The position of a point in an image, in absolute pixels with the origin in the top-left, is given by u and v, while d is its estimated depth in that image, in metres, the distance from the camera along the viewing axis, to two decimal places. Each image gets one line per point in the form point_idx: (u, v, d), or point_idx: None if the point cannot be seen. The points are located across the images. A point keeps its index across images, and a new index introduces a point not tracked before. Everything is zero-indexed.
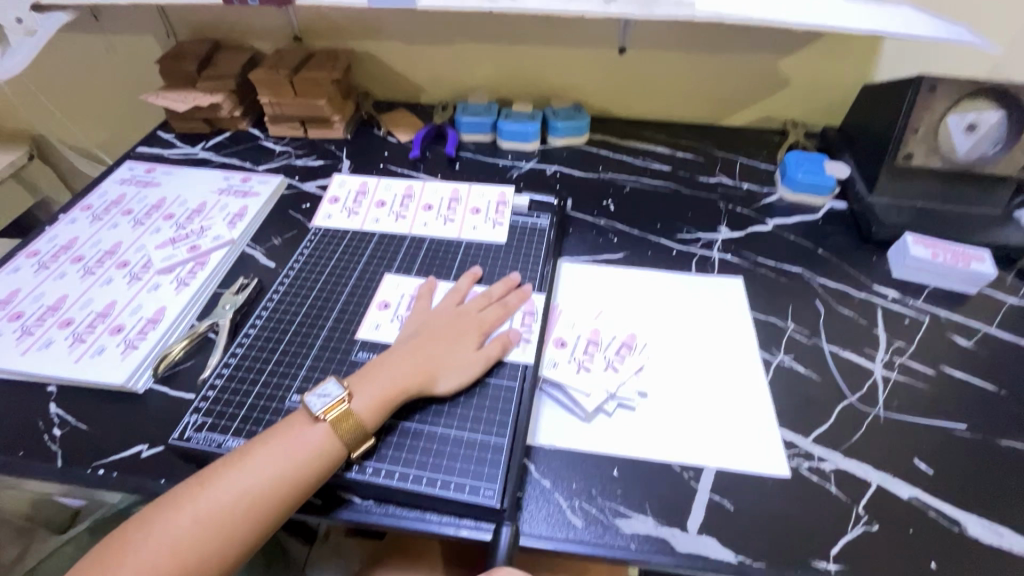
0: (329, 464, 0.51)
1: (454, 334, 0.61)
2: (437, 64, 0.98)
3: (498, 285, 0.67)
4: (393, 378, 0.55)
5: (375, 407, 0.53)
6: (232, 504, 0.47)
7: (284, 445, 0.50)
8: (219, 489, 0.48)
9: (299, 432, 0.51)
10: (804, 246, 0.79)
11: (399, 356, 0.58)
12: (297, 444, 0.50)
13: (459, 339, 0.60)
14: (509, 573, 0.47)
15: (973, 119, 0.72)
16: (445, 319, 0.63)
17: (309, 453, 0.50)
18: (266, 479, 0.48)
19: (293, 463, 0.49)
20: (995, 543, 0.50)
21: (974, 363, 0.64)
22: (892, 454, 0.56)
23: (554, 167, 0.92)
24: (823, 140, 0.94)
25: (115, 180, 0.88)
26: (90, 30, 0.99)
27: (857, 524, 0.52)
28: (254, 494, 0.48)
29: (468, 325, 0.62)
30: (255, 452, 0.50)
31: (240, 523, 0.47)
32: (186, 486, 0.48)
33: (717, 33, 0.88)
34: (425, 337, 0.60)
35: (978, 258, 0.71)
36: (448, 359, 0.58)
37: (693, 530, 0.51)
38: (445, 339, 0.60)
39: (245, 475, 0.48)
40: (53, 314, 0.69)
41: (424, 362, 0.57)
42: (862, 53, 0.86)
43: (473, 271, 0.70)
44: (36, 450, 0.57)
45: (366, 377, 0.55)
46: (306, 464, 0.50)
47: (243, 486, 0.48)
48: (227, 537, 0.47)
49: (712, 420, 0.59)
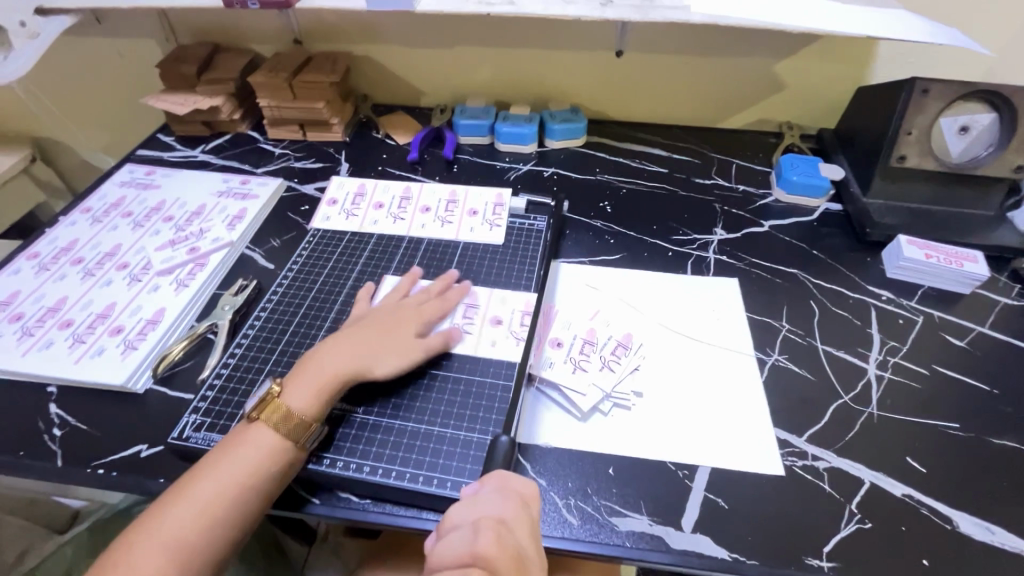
0: (286, 463, 0.52)
1: (390, 324, 0.61)
2: (436, 68, 0.99)
3: (439, 281, 0.68)
4: (326, 368, 0.56)
5: (313, 398, 0.54)
6: (195, 518, 0.48)
7: (236, 454, 0.51)
8: (180, 507, 0.48)
9: (249, 438, 0.52)
10: (799, 247, 0.79)
11: (333, 347, 0.58)
12: (251, 450, 0.51)
13: (395, 329, 0.61)
14: (512, 479, 0.47)
15: (965, 121, 0.74)
16: (382, 310, 0.63)
17: (262, 455, 0.51)
18: (224, 488, 0.49)
19: (248, 469, 0.50)
20: (987, 541, 0.51)
21: (967, 363, 0.65)
22: (885, 453, 0.57)
23: (552, 169, 0.93)
24: (818, 143, 0.95)
25: (115, 182, 0.89)
26: (91, 33, 1.00)
27: (850, 522, 0.52)
28: (216, 504, 0.49)
29: (405, 315, 0.62)
30: (211, 464, 0.51)
31: (210, 533, 0.48)
32: (148, 511, 0.49)
33: (713, 36, 0.88)
34: (360, 328, 0.61)
35: (971, 259, 0.71)
36: (384, 347, 0.59)
37: (688, 528, 0.52)
38: (378, 328, 0.60)
39: (203, 489, 0.49)
40: (53, 315, 0.69)
41: (358, 351, 0.58)
42: (857, 56, 0.87)
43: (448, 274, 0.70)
44: (36, 450, 0.57)
45: (301, 371, 0.56)
46: (261, 466, 0.50)
47: (222, 489, 0.49)
48: (199, 549, 0.48)
49: (707, 419, 0.59)
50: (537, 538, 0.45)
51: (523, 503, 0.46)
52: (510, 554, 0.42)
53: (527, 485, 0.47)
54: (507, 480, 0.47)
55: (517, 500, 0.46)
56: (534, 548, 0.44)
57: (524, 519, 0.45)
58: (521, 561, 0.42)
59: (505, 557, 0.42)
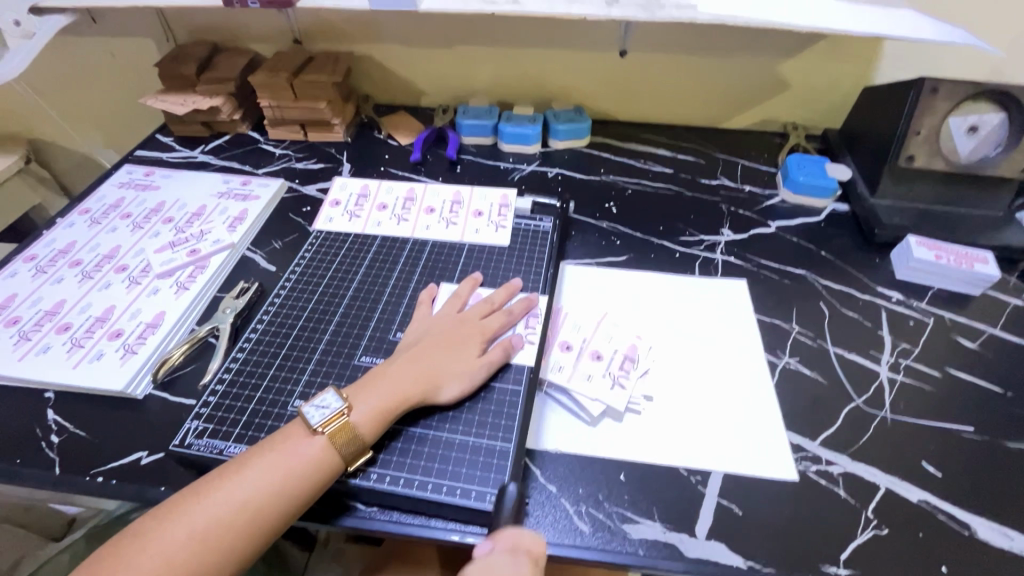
0: (326, 478, 0.50)
1: (456, 341, 0.59)
2: (438, 67, 0.97)
3: (499, 292, 0.66)
4: (393, 387, 0.54)
5: (373, 417, 0.52)
6: (228, 519, 0.46)
7: (281, 458, 0.49)
8: (216, 501, 0.46)
9: (295, 445, 0.50)
10: (807, 248, 0.78)
11: (398, 365, 0.56)
12: (285, 461, 0.49)
13: (461, 347, 0.59)
14: (523, 538, 0.46)
15: (974, 121, 0.73)
16: (446, 326, 0.61)
17: (306, 466, 0.49)
18: (263, 492, 0.47)
19: (289, 477, 0.48)
20: (1007, 547, 0.50)
21: (980, 365, 0.64)
22: (900, 457, 0.56)
23: (555, 170, 0.92)
24: (824, 143, 0.94)
25: (113, 184, 0.87)
26: (85, 33, 0.99)
27: (866, 529, 0.51)
28: (250, 507, 0.47)
29: (470, 331, 0.61)
30: (250, 463, 0.49)
31: (229, 543, 0.46)
32: (179, 499, 0.47)
33: (718, 37, 0.88)
34: (426, 343, 0.59)
35: (981, 260, 0.71)
36: (450, 366, 0.57)
37: (701, 535, 0.51)
38: (446, 345, 0.59)
39: (243, 487, 0.47)
40: (51, 319, 0.68)
41: (425, 370, 0.56)
42: (862, 55, 0.86)
43: (474, 276, 0.69)
44: (33, 458, 0.56)
45: (365, 387, 0.54)
46: (301, 477, 0.49)
47: (237, 499, 0.47)
48: (224, 550, 0.46)
49: (719, 423, 0.58)
50: None
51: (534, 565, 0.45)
52: None
53: (536, 543, 0.46)
54: (518, 539, 0.46)
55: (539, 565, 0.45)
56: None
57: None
58: None
59: None
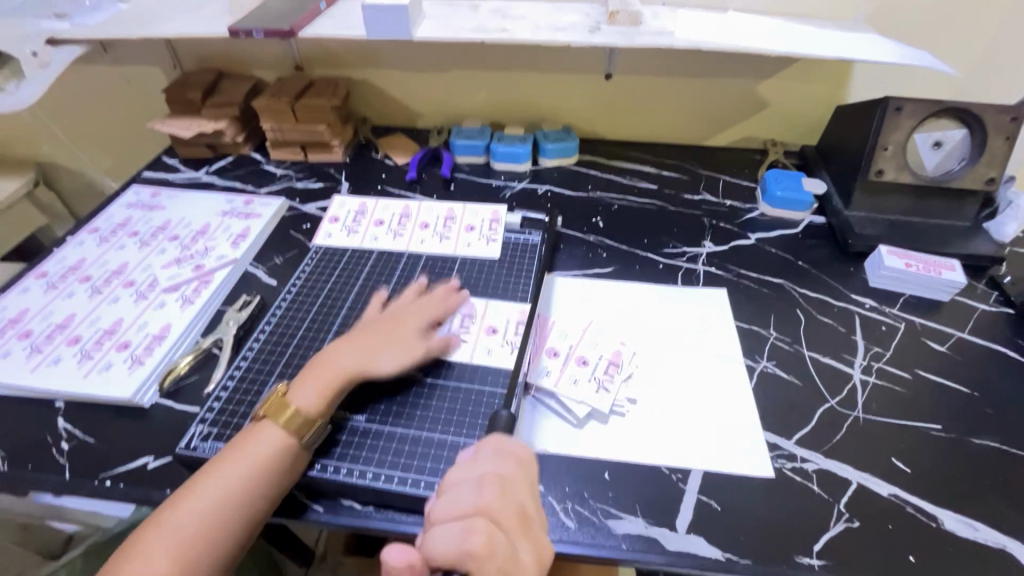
0: (295, 461, 0.53)
1: (393, 326, 0.64)
2: (432, 91, 1.02)
3: (437, 288, 0.71)
4: (335, 367, 0.59)
5: (320, 396, 0.56)
6: (216, 504, 0.49)
7: (256, 445, 0.53)
8: (203, 491, 0.50)
9: (266, 431, 0.54)
10: (785, 258, 0.82)
11: (336, 350, 0.61)
12: (256, 451, 0.53)
13: (399, 330, 0.64)
14: (508, 443, 0.49)
15: (938, 136, 0.78)
16: (380, 317, 0.66)
17: (274, 451, 0.53)
18: (244, 476, 0.51)
19: (262, 463, 0.52)
20: (972, 538, 0.53)
21: (948, 367, 0.67)
22: (872, 454, 0.59)
23: (545, 187, 0.96)
24: (801, 158, 0.98)
25: (121, 204, 0.91)
26: (96, 61, 1.04)
27: (839, 522, 0.54)
28: (232, 495, 0.50)
29: (404, 317, 0.66)
30: (225, 459, 0.52)
31: (218, 531, 0.49)
32: (167, 502, 0.50)
33: (697, 60, 0.93)
34: (365, 329, 0.63)
35: (949, 268, 0.74)
36: (390, 346, 0.62)
37: (682, 529, 0.53)
38: (384, 329, 0.63)
39: (225, 475, 0.51)
40: (61, 332, 0.71)
41: (365, 350, 0.61)
42: (834, 76, 0.91)
43: (419, 280, 0.74)
44: (44, 463, 0.59)
45: (309, 373, 0.58)
46: (273, 461, 0.52)
47: (220, 489, 0.50)
48: (214, 537, 0.48)
49: (698, 424, 0.61)
50: (535, 498, 0.46)
51: (520, 463, 0.47)
52: (516, 514, 0.43)
53: (523, 448, 0.49)
54: (503, 443, 0.49)
55: (513, 462, 0.47)
56: (532, 507, 0.45)
57: (521, 478, 0.46)
58: (526, 519, 0.43)
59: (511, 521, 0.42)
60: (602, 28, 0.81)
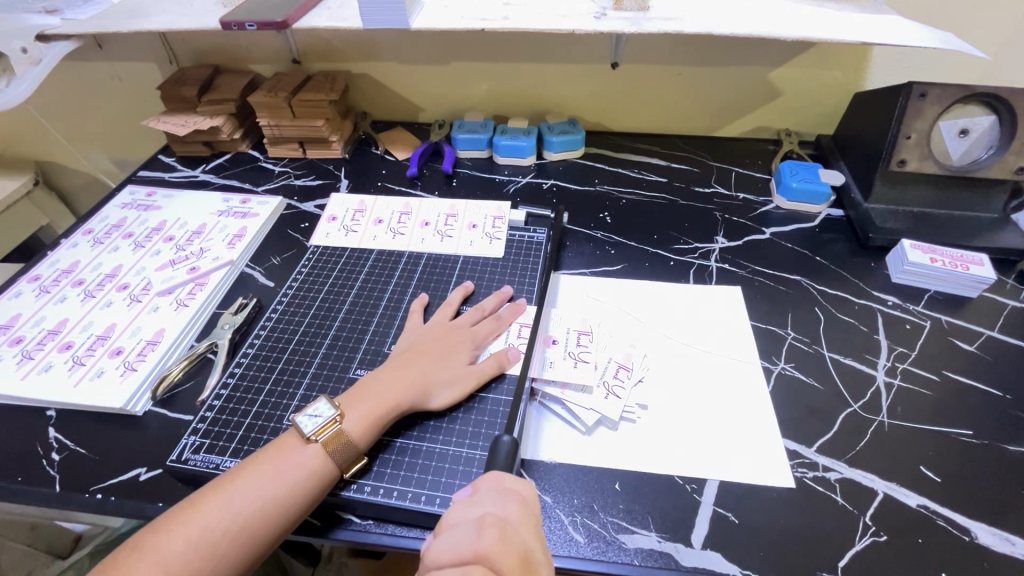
0: (321, 488, 0.50)
1: (445, 348, 0.60)
2: (433, 84, 0.99)
3: (490, 299, 0.68)
4: (385, 392, 0.55)
5: (365, 425, 0.53)
6: (224, 528, 0.46)
7: (278, 468, 0.50)
8: (215, 510, 0.47)
9: (291, 454, 0.50)
10: (801, 253, 0.79)
11: (388, 372, 0.57)
12: (283, 470, 0.49)
13: (450, 353, 0.60)
14: (508, 481, 0.46)
15: (965, 124, 0.73)
16: (435, 333, 0.62)
17: (301, 475, 0.50)
18: (260, 501, 0.48)
19: (286, 486, 0.49)
20: (1008, 552, 0.49)
21: (978, 367, 0.64)
22: (898, 462, 0.56)
23: (551, 181, 0.92)
24: (817, 148, 0.94)
25: (116, 204, 0.89)
26: (89, 58, 1.01)
27: (865, 536, 0.51)
28: (248, 517, 0.47)
29: (459, 338, 0.62)
30: (248, 473, 0.49)
31: (226, 552, 0.46)
32: (178, 509, 0.47)
33: (707, 47, 0.89)
34: (419, 350, 0.60)
35: (977, 263, 0.70)
36: (441, 372, 0.58)
37: (697, 544, 0.50)
38: (435, 352, 0.60)
39: (239, 497, 0.48)
40: (53, 337, 0.69)
41: (415, 376, 0.57)
42: (852, 61, 0.87)
43: (465, 285, 0.71)
44: (34, 475, 0.57)
45: (358, 395, 0.55)
46: (299, 485, 0.49)
47: (236, 509, 0.47)
48: (221, 559, 0.46)
49: (713, 430, 0.58)
50: (540, 540, 0.43)
51: (523, 501, 0.45)
52: (517, 555, 0.40)
53: (524, 487, 0.46)
54: (503, 482, 0.46)
55: (515, 502, 0.44)
56: (536, 550, 0.42)
57: (524, 521, 0.43)
58: (530, 561, 0.40)
59: (510, 561, 0.39)
60: (608, 14, 0.77)
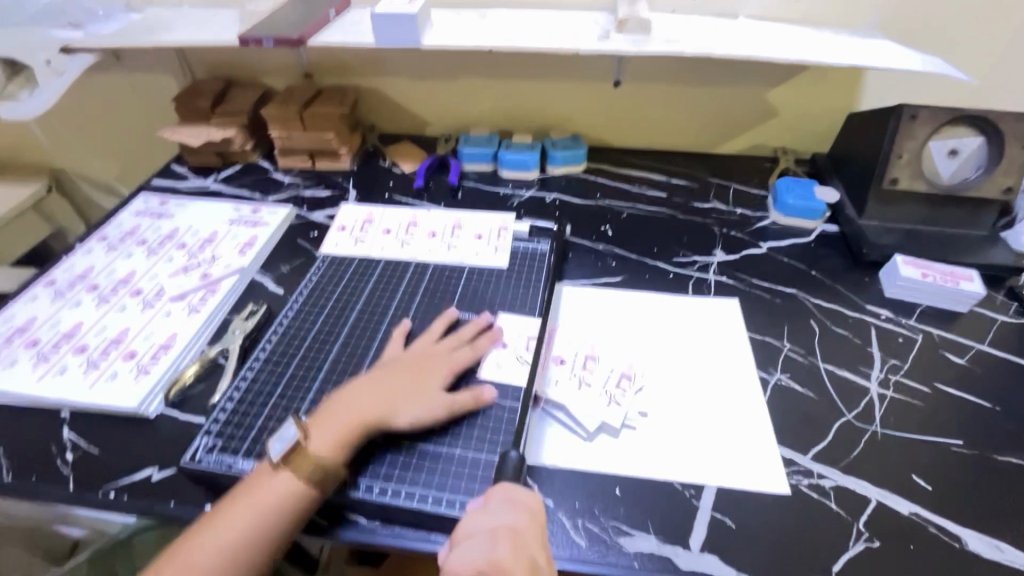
0: (304, 507, 0.52)
1: (419, 376, 0.60)
2: (440, 99, 1.02)
3: (467, 327, 0.67)
4: (351, 414, 0.56)
5: (332, 446, 0.54)
6: (213, 562, 0.48)
7: (254, 498, 0.51)
8: (201, 547, 0.49)
9: (265, 484, 0.52)
10: (797, 268, 0.81)
11: (359, 393, 0.58)
12: (259, 500, 0.51)
13: (420, 378, 0.60)
14: (517, 491, 0.49)
15: (954, 145, 0.76)
16: (411, 359, 0.62)
17: (278, 500, 0.51)
18: (240, 532, 0.50)
19: (265, 512, 0.50)
20: (996, 559, 0.51)
21: (968, 380, 0.66)
22: (891, 471, 0.57)
23: (554, 195, 0.95)
24: (813, 166, 0.97)
25: (130, 212, 0.91)
26: (108, 70, 1.04)
27: (859, 541, 0.52)
28: (235, 546, 0.49)
29: (433, 364, 0.62)
30: (226, 508, 0.51)
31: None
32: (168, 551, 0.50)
33: (706, 67, 0.92)
34: (391, 374, 0.60)
35: (967, 279, 0.73)
36: (410, 397, 0.58)
37: (695, 548, 0.52)
38: (408, 378, 0.60)
39: (223, 531, 0.50)
40: (68, 340, 0.71)
41: (382, 400, 0.57)
42: (846, 83, 0.90)
43: (451, 311, 0.70)
44: (48, 474, 0.58)
45: (324, 417, 0.56)
46: (278, 509, 0.51)
47: (221, 542, 0.49)
48: None
49: (712, 437, 0.60)
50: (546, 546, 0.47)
51: (531, 512, 0.48)
52: (526, 563, 0.44)
53: (531, 497, 0.49)
54: (512, 492, 0.49)
55: (525, 513, 0.48)
56: (542, 558, 0.46)
57: (533, 530, 0.47)
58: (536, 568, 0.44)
59: (521, 564, 0.44)
60: (611, 36, 0.80)
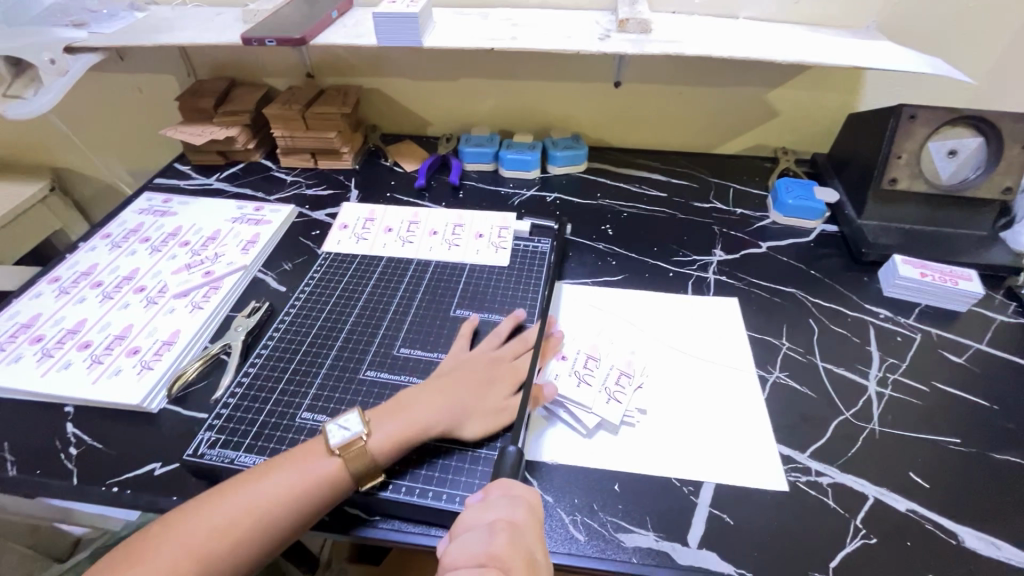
0: (339, 495, 0.52)
1: (486, 382, 0.61)
2: (441, 100, 1.03)
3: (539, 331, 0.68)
4: (415, 418, 0.56)
5: (391, 446, 0.54)
6: (243, 521, 0.49)
7: (300, 471, 0.52)
8: (235, 505, 0.49)
9: (314, 462, 0.52)
10: (797, 267, 0.81)
11: (426, 396, 0.58)
12: (304, 475, 0.51)
13: (490, 387, 0.61)
14: (516, 486, 0.50)
15: (953, 145, 0.76)
16: (478, 363, 0.63)
17: (319, 482, 0.51)
18: (279, 502, 0.50)
19: (305, 489, 0.51)
20: (992, 555, 0.51)
21: (966, 379, 0.66)
22: (888, 468, 0.58)
23: (554, 194, 0.95)
24: (813, 166, 0.97)
25: (133, 210, 0.92)
26: (112, 70, 1.05)
27: (856, 538, 0.52)
28: (267, 514, 0.50)
29: (502, 372, 0.62)
30: (272, 473, 0.52)
31: (244, 543, 0.49)
32: (204, 498, 0.50)
33: (706, 68, 0.92)
34: (459, 378, 0.61)
35: (966, 278, 0.73)
36: (478, 404, 0.59)
37: (694, 544, 0.52)
38: (477, 384, 0.60)
39: (261, 494, 0.50)
40: (72, 336, 0.71)
41: (452, 403, 0.58)
42: (846, 84, 0.91)
43: (517, 312, 0.70)
44: (52, 468, 0.59)
45: (389, 414, 0.56)
46: (316, 490, 0.51)
47: (256, 505, 0.50)
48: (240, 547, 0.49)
49: (710, 434, 0.60)
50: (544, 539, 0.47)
51: (530, 507, 0.48)
52: (523, 557, 0.45)
53: (530, 492, 0.50)
54: (510, 487, 0.49)
55: (524, 506, 0.48)
56: (539, 552, 0.46)
57: (531, 524, 0.47)
58: (533, 563, 0.45)
59: (519, 556, 0.45)
60: (612, 36, 0.80)
